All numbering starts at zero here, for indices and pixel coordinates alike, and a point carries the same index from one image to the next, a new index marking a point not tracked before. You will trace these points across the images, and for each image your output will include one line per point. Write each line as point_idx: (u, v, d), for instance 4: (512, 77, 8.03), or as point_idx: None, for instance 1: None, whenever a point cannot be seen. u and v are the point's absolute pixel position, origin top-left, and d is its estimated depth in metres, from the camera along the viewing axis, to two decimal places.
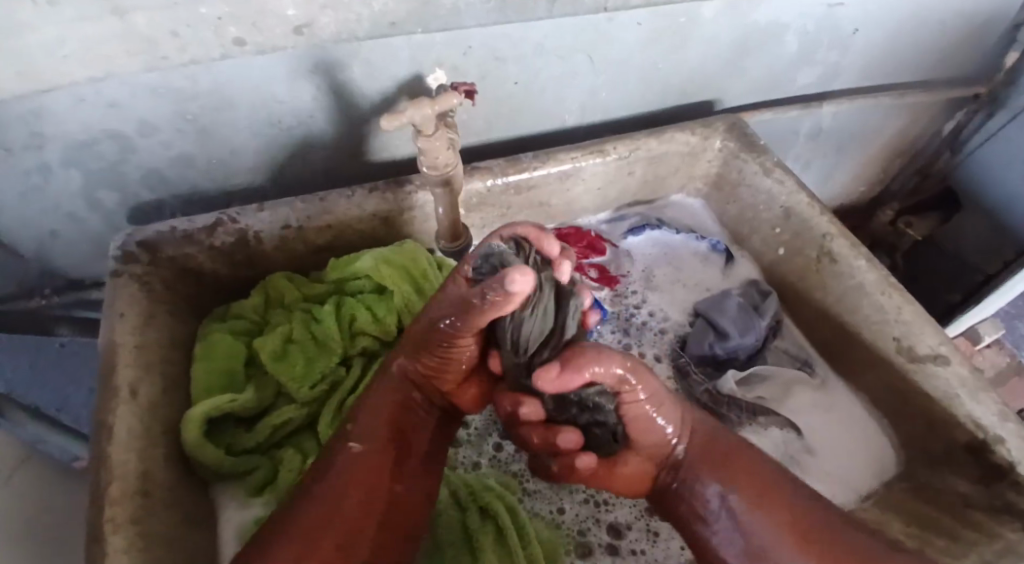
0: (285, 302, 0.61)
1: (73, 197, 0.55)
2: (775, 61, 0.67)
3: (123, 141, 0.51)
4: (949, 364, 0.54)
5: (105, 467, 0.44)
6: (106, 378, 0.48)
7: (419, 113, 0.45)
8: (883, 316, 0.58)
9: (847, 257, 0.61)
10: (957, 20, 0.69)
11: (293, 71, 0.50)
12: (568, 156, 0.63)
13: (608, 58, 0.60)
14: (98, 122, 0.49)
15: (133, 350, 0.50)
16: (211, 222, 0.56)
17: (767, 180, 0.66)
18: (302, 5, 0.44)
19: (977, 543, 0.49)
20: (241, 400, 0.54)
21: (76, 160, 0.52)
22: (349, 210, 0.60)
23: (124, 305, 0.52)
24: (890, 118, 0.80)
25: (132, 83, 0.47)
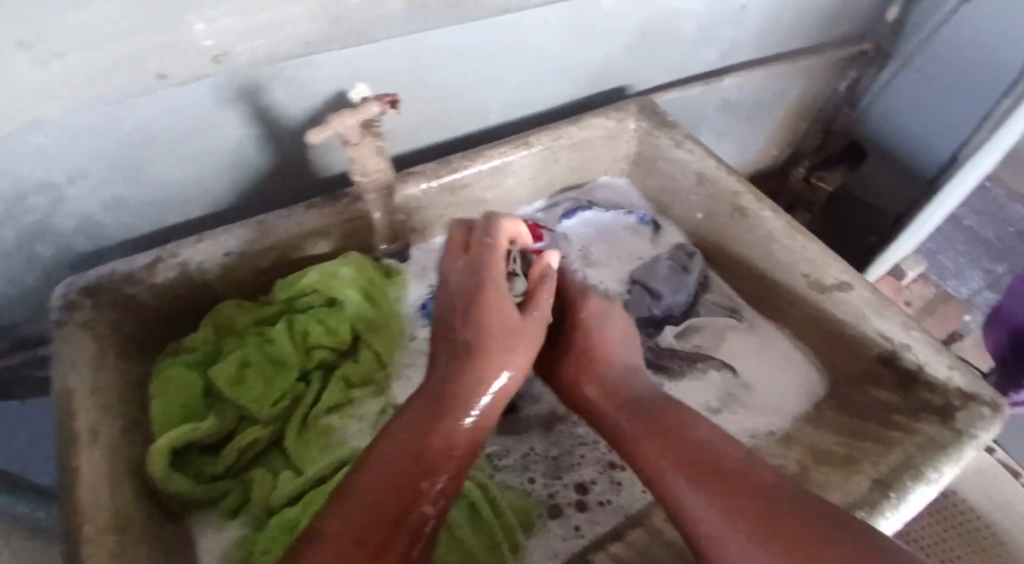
0: (236, 327, 0.61)
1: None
2: (674, 43, 0.74)
3: (52, 192, 0.52)
4: (852, 289, 0.62)
5: (76, 511, 0.43)
6: (65, 426, 0.47)
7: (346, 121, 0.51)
8: (793, 257, 0.65)
9: (756, 210, 0.68)
10: None
11: (214, 100, 0.53)
12: (496, 153, 0.67)
13: (520, 56, 0.65)
14: (24, 175, 0.50)
15: (89, 394, 0.49)
16: (150, 259, 0.56)
17: (679, 151, 0.72)
18: (217, 35, 0.44)
19: (904, 442, 0.55)
20: (204, 429, 0.53)
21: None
22: (290, 230, 0.61)
23: (74, 355, 0.51)
24: (781, 81, 0.89)
25: (62, 130, 0.48)
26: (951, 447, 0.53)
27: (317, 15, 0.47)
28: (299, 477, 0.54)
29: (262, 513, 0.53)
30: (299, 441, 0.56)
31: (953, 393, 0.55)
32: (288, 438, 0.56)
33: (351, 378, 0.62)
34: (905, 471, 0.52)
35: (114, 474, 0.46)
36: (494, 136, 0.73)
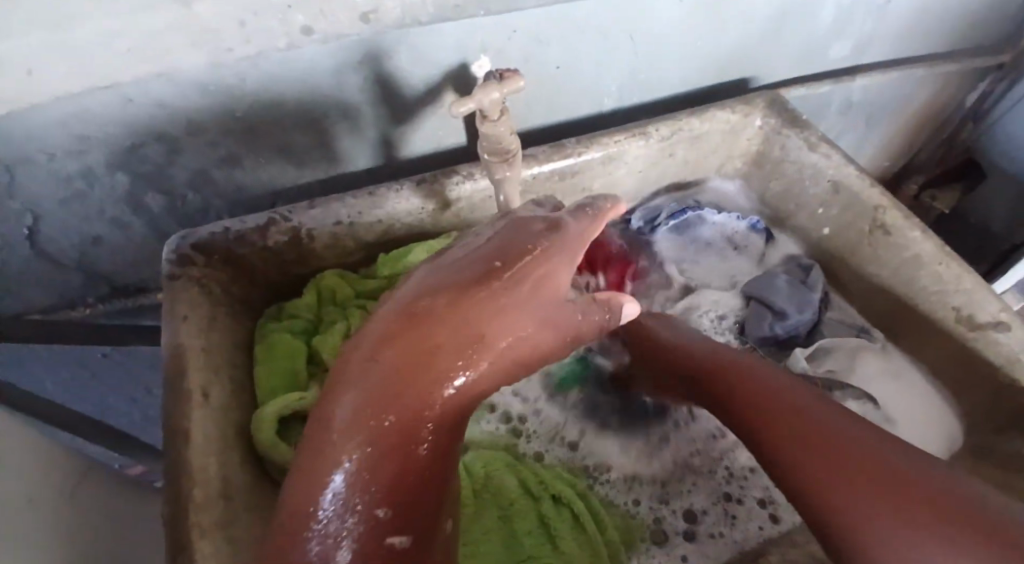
0: (338, 299, 0.60)
1: (116, 182, 0.56)
2: (811, 34, 0.74)
3: (171, 141, 0.53)
4: (1015, 330, 0.54)
5: (186, 470, 0.42)
6: (177, 381, 0.46)
7: (488, 97, 0.45)
8: (943, 286, 0.58)
9: (901, 228, 0.61)
10: None
11: (341, 61, 0.51)
12: (611, 140, 0.65)
13: (646, 36, 0.63)
14: (145, 123, 0.51)
15: (199, 353, 0.48)
16: (263, 221, 0.56)
17: (812, 154, 0.67)
18: None
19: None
20: (310, 398, 0.52)
21: (122, 164, 0.54)
22: (399, 203, 0.59)
23: (186, 308, 0.50)
24: (906, 89, 0.94)
25: (182, 81, 0.48)
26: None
27: (612, 88, 0.68)
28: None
29: None
30: None
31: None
32: None
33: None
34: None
35: (223, 442, 0.46)
36: (609, 121, 0.72)
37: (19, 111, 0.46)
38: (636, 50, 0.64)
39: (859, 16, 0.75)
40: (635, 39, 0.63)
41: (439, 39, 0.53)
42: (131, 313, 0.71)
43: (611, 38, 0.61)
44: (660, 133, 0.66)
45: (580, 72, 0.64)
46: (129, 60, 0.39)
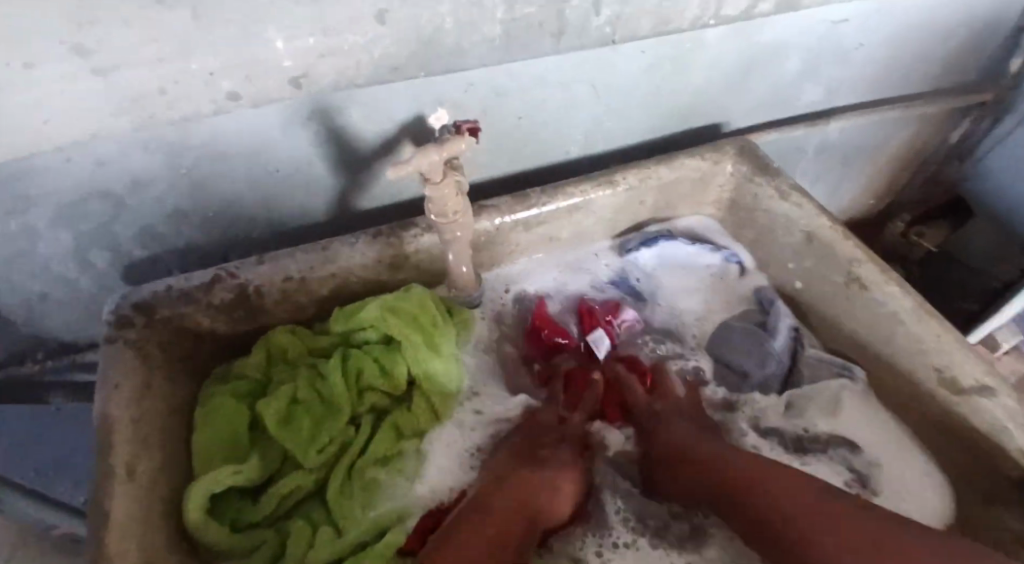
0: (289, 359, 0.57)
1: (58, 239, 0.54)
2: (781, 80, 0.73)
3: (115, 199, 0.52)
4: (997, 396, 0.50)
5: (100, 560, 0.39)
6: (102, 456, 0.43)
7: (427, 161, 0.43)
8: (920, 345, 0.54)
9: (876, 283, 0.57)
10: (957, 30, 0.79)
11: (287, 117, 0.50)
12: (577, 190, 0.63)
13: (610, 87, 0.62)
14: (86, 180, 0.49)
15: (129, 424, 0.45)
16: (209, 278, 0.54)
17: (783, 203, 0.65)
18: (300, 56, 0.38)
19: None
20: (246, 471, 0.49)
21: (64, 222, 0.52)
22: (352, 258, 0.57)
23: (120, 376, 0.47)
24: (885, 131, 0.93)
25: (125, 141, 0.47)
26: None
27: (578, 137, 0.66)
28: (338, 538, 0.49)
29: None
30: (328, 412, 0.54)
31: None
32: (335, 476, 0.52)
33: (403, 428, 0.56)
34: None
35: (146, 523, 0.43)
36: (575, 167, 0.70)
37: None
38: (599, 100, 0.63)
39: (829, 65, 0.75)
40: (598, 90, 0.62)
41: (390, 95, 0.51)
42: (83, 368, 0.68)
43: (572, 89, 0.60)
44: (626, 182, 0.65)
45: (545, 123, 0.63)
46: (47, 131, 0.37)
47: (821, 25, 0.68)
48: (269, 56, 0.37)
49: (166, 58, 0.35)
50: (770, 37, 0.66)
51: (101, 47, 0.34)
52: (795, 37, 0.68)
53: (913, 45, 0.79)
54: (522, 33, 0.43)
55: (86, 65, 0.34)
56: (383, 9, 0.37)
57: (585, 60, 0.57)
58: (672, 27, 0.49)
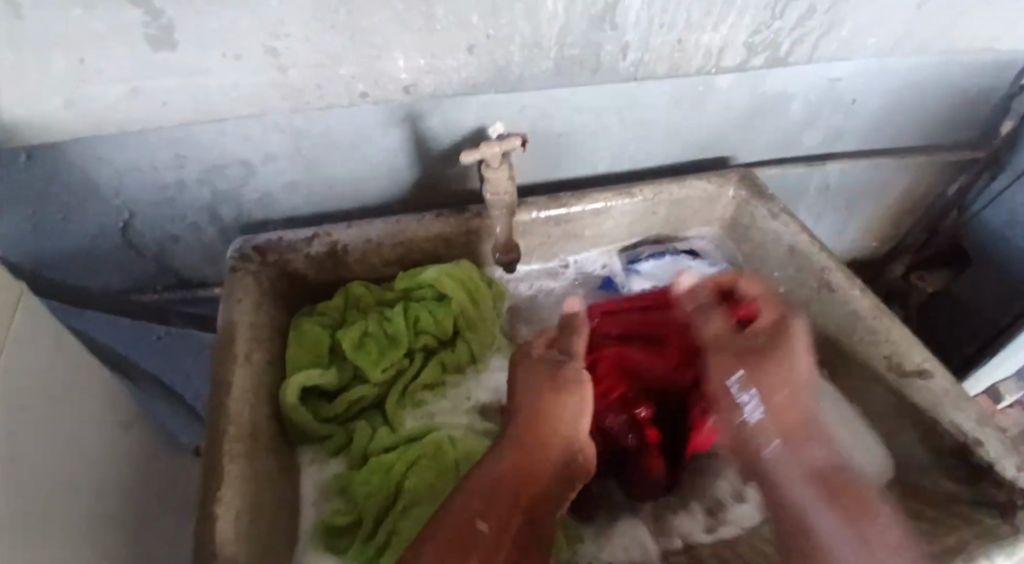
0: (361, 304, 0.72)
1: (199, 194, 0.71)
2: (785, 124, 0.87)
3: (248, 167, 0.69)
4: (934, 378, 0.64)
5: (227, 413, 0.55)
6: (230, 345, 0.59)
7: (490, 150, 0.60)
8: (876, 337, 0.69)
9: (844, 288, 0.72)
10: (944, 94, 0.92)
11: (386, 119, 0.67)
12: (602, 197, 0.78)
13: (636, 117, 0.77)
14: (232, 150, 0.66)
15: (247, 328, 0.61)
16: (310, 235, 0.70)
17: (773, 223, 0.79)
18: (411, 71, 0.54)
19: (960, 527, 0.59)
20: (327, 377, 0.64)
21: (208, 180, 0.69)
22: (419, 231, 0.73)
23: (240, 294, 0.64)
24: (882, 177, 1.05)
25: (269, 124, 0.64)
26: (1004, 539, 0.57)
27: (607, 156, 0.82)
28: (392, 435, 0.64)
29: (358, 457, 0.62)
30: (390, 345, 0.69)
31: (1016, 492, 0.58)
32: (391, 394, 0.67)
33: (447, 365, 0.71)
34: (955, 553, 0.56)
35: (254, 396, 0.58)
36: (603, 180, 0.86)
37: (142, 133, 0.62)
38: (627, 126, 0.78)
39: (828, 116, 0.89)
40: (627, 119, 0.77)
41: (465, 110, 0.68)
42: (189, 304, 0.84)
43: (606, 116, 0.76)
44: (643, 195, 0.79)
45: (581, 142, 0.78)
46: (236, 103, 0.55)
47: (819, 83, 0.82)
48: (390, 68, 0.54)
49: (326, 66, 0.52)
50: (774, 88, 0.80)
51: (286, 53, 0.51)
52: (797, 91, 0.82)
53: (904, 105, 0.92)
54: (568, 68, 0.59)
55: (271, 62, 0.51)
56: (472, 46, 0.54)
57: (618, 94, 0.73)
58: (683, 73, 0.64)
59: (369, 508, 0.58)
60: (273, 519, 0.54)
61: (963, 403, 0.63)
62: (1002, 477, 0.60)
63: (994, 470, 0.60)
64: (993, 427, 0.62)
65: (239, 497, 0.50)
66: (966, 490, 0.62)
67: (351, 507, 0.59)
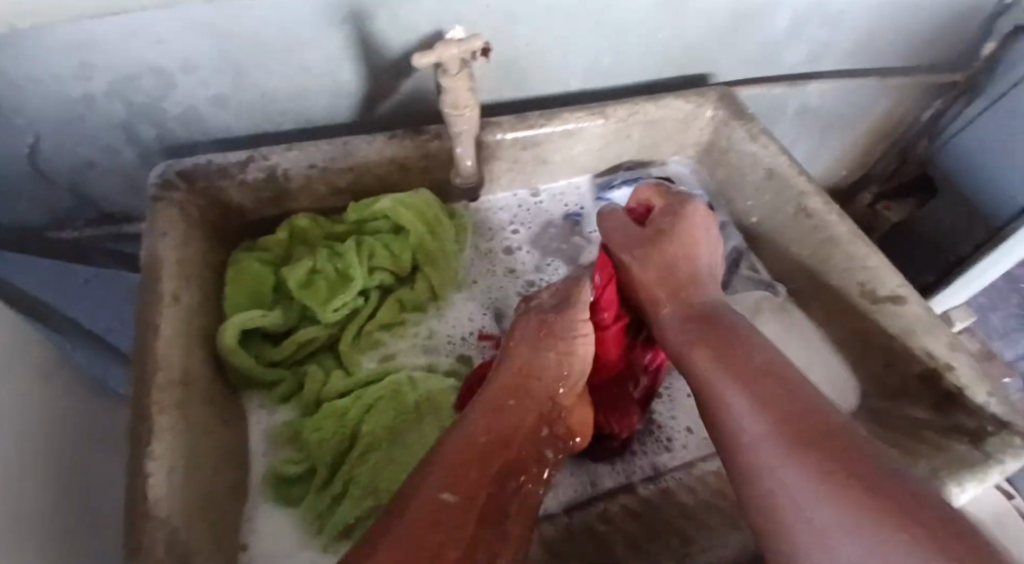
0: (308, 239, 0.65)
1: (112, 110, 0.61)
2: (767, 37, 0.81)
3: (166, 77, 0.59)
4: (909, 305, 0.61)
5: (153, 358, 0.48)
6: (154, 284, 0.52)
7: (447, 52, 0.52)
8: (851, 265, 0.65)
9: (822, 213, 0.68)
10: (930, 9, 0.86)
11: (322, 20, 0.57)
12: (571, 116, 0.71)
13: (609, 23, 0.69)
14: (143, 55, 0.56)
15: (174, 263, 0.54)
16: (243, 158, 0.61)
17: (753, 144, 0.74)
18: None
19: (931, 455, 0.55)
20: (272, 318, 0.58)
21: (119, 94, 0.60)
22: (369, 154, 0.65)
23: (165, 226, 0.56)
24: (860, 101, 1.01)
25: (182, 20, 0.54)
26: (975, 465, 0.53)
27: (576, 70, 0.74)
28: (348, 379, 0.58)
29: (310, 404, 0.57)
30: (343, 283, 0.63)
31: (988, 419, 0.55)
32: (345, 335, 0.61)
33: (405, 302, 0.65)
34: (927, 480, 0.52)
35: (187, 339, 0.51)
36: (572, 99, 0.78)
37: (28, 33, 0.51)
38: (599, 36, 0.70)
39: (812, 28, 0.82)
40: (599, 26, 0.69)
41: (417, 8, 0.59)
42: (116, 239, 0.75)
43: (575, 23, 0.67)
44: (617, 114, 0.72)
45: (548, 53, 0.70)
46: None
47: None
48: None
49: None
50: None
51: None
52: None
53: (886, 19, 0.86)
54: None
55: None
56: None
57: None
58: None
59: (323, 458, 0.53)
60: (218, 472, 0.49)
61: (940, 330, 0.60)
62: (972, 403, 0.56)
63: (966, 398, 0.57)
64: (967, 351, 0.59)
65: (173, 451, 0.44)
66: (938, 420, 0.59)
67: (302, 456, 0.54)
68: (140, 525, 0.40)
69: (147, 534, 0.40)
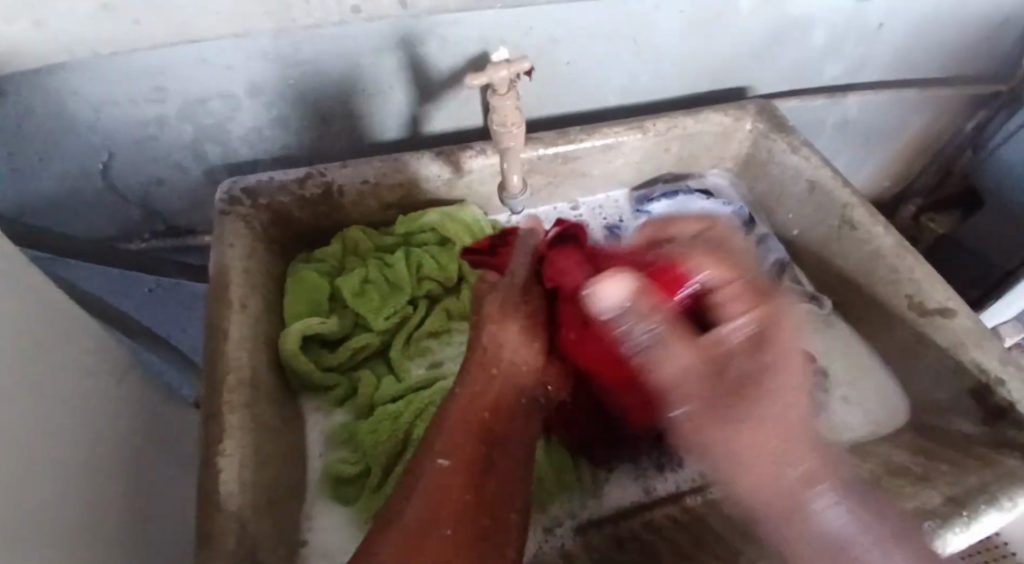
0: (360, 250, 0.68)
1: (182, 130, 0.65)
2: (806, 52, 0.81)
3: (232, 99, 0.63)
4: (957, 317, 0.61)
5: (223, 361, 0.51)
6: (223, 292, 0.55)
7: (497, 74, 0.55)
8: (897, 276, 0.65)
9: (866, 225, 0.68)
10: (971, 22, 0.86)
11: (378, 44, 0.61)
12: (612, 131, 0.73)
13: (649, 43, 0.71)
14: (213, 81, 0.60)
15: (240, 272, 0.57)
16: (302, 174, 0.65)
17: (794, 157, 0.74)
18: None
19: (983, 469, 0.54)
20: (329, 325, 0.61)
21: (190, 115, 0.64)
22: (418, 169, 0.68)
23: (232, 238, 0.60)
24: (901, 112, 1.00)
25: (248, 48, 0.58)
26: None
27: (617, 87, 0.76)
28: (399, 384, 0.61)
29: (364, 407, 0.60)
30: (393, 292, 0.66)
31: None
32: (396, 344, 0.64)
33: (453, 312, 0.67)
34: (981, 494, 0.51)
35: (252, 344, 0.54)
36: (612, 115, 0.80)
37: (114, 59, 0.56)
38: (639, 54, 0.72)
39: (851, 43, 0.83)
40: (640, 44, 0.71)
41: (466, 31, 0.62)
42: (179, 252, 0.79)
43: (617, 42, 0.70)
44: (656, 128, 0.74)
45: (589, 72, 0.73)
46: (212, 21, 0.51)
47: (846, 5, 0.76)
48: None
49: None
50: (798, 9, 0.74)
51: None
52: (820, 13, 0.76)
53: (928, 31, 0.86)
54: None
55: None
56: None
57: (629, 14, 0.67)
58: None
59: (378, 460, 0.55)
60: (281, 470, 0.51)
61: (990, 341, 0.59)
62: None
63: (1018, 411, 0.56)
64: (1019, 364, 0.58)
65: (242, 448, 0.47)
66: (987, 434, 0.58)
67: (358, 457, 0.56)
68: (213, 515, 0.43)
69: (219, 524, 0.42)
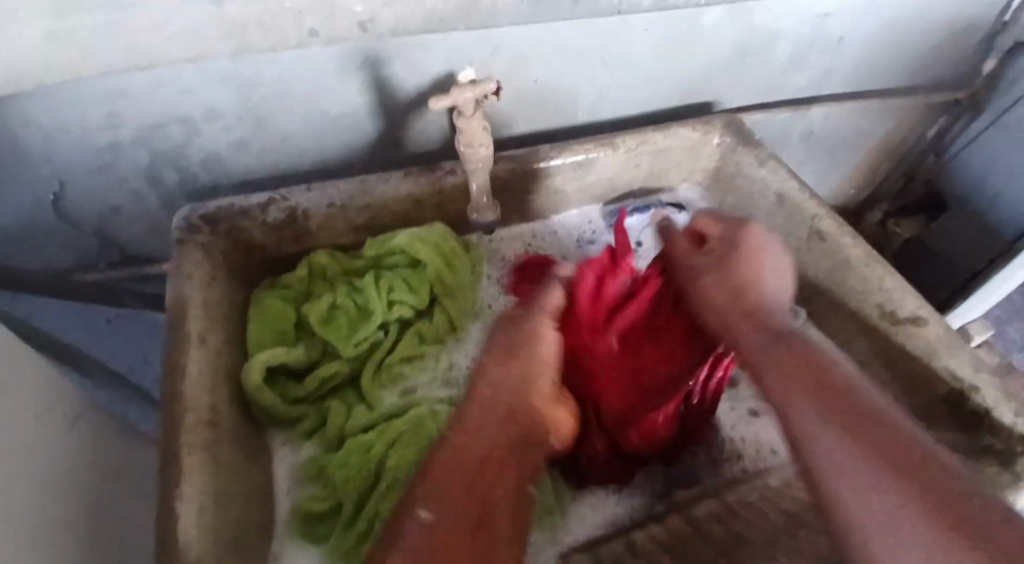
0: (327, 275, 0.66)
1: (138, 156, 0.63)
2: (770, 66, 0.83)
3: (190, 125, 0.61)
4: (927, 326, 0.61)
5: (182, 398, 0.49)
6: (181, 325, 0.53)
7: (462, 95, 0.54)
8: (868, 288, 0.65)
9: (835, 236, 0.69)
10: (925, 36, 0.89)
11: (341, 65, 0.60)
12: (581, 148, 0.73)
13: (615, 60, 0.71)
14: (169, 105, 0.59)
15: (201, 304, 0.55)
16: (265, 199, 0.63)
17: (762, 169, 0.75)
18: None
19: None
20: (295, 355, 0.59)
21: (145, 141, 0.62)
22: (386, 192, 0.66)
23: (192, 269, 0.57)
24: (863, 123, 1.02)
25: (203, 71, 0.57)
26: None
27: (585, 104, 0.76)
28: (369, 414, 0.59)
29: (335, 439, 0.58)
30: (363, 317, 0.64)
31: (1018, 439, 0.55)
32: (366, 373, 0.62)
33: (424, 336, 0.66)
34: None
35: (213, 379, 0.52)
36: (581, 131, 0.80)
37: (62, 86, 0.54)
38: (606, 70, 0.72)
39: (813, 57, 0.84)
40: (606, 61, 0.71)
41: (431, 51, 0.61)
42: (138, 281, 0.76)
43: (583, 59, 0.70)
44: (626, 144, 0.74)
45: (556, 89, 0.72)
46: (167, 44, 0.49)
47: (806, 19, 0.77)
48: None
49: None
50: (760, 25, 0.75)
51: None
52: (782, 27, 0.77)
53: (886, 43, 0.88)
54: None
55: None
56: None
57: (594, 31, 0.67)
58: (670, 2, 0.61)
59: (347, 496, 0.53)
60: (246, 512, 0.49)
61: (959, 349, 0.60)
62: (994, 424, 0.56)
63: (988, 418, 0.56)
64: (989, 370, 0.59)
65: (203, 492, 0.44)
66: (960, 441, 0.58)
67: (328, 493, 0.54)
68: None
69: None
